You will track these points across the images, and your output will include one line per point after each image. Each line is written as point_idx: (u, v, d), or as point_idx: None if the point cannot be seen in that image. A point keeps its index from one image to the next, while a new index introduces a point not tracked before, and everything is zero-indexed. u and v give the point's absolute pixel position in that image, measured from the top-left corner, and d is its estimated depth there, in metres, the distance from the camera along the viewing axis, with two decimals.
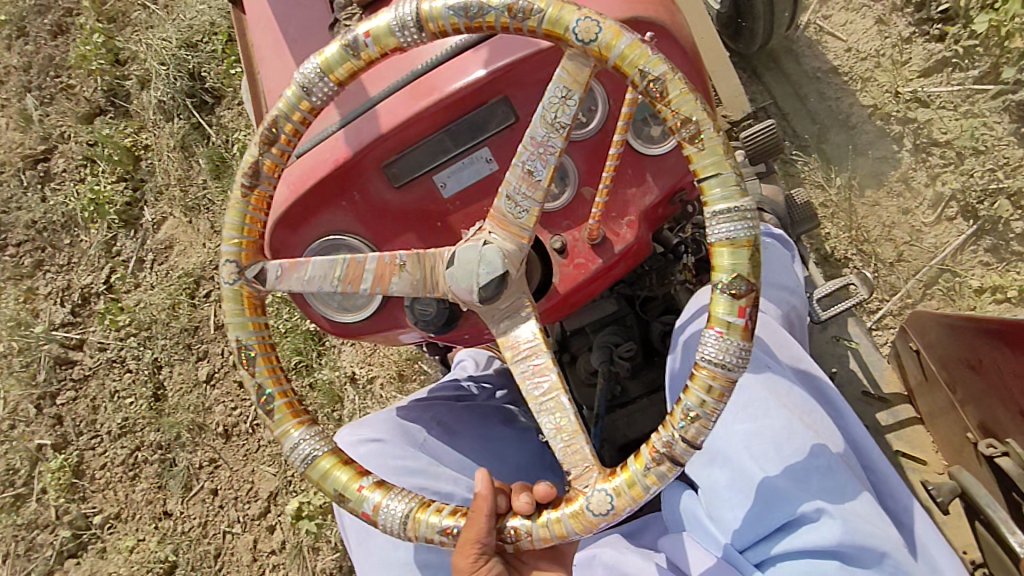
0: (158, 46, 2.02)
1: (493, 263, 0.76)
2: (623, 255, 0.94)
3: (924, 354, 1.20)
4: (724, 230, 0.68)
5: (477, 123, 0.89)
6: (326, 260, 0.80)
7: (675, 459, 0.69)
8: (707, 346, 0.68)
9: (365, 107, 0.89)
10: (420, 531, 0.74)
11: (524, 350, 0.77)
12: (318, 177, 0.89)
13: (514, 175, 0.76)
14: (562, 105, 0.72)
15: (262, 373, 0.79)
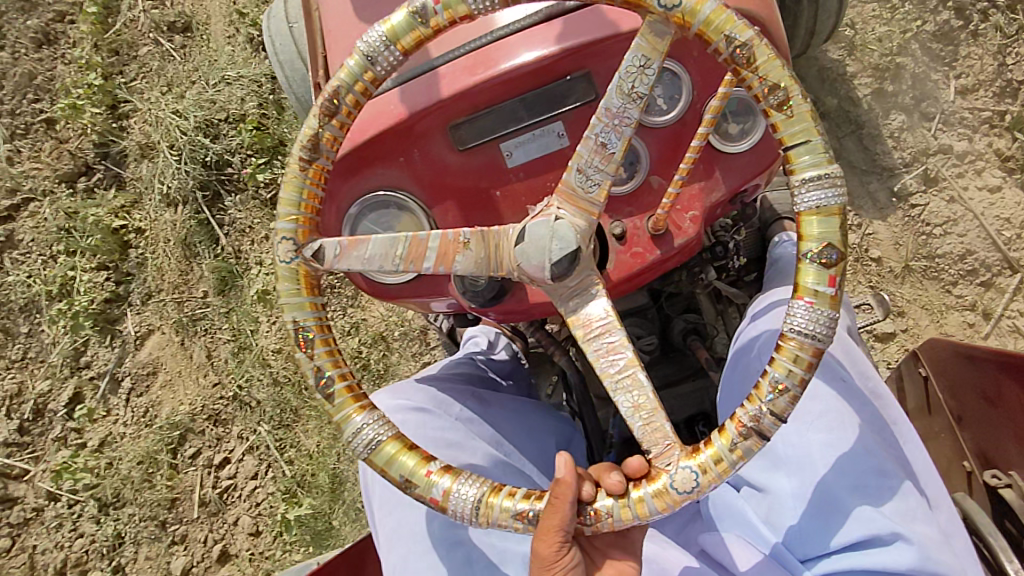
0: (169, 128, 2.02)
1: (564, 239, 0.73)
2: (681, 250, 0.92)
3: (933, 381, 1.24)
4: (814, 198, 0.69)
5: (554, 95, 0.87)
6: (387, 238, 0.77)
7: (761, 433, 0.70)
8: (797, 317, 0.69)
9: (440, 65, 0.89)
10: (493, 516, 0.73)
11: (597, 327, 0.76)
12: (383, 128, 0.89)
13: (586, 148, 0.73)
14: (641, 74, 0.71)
15: (321, 356, 0.78)
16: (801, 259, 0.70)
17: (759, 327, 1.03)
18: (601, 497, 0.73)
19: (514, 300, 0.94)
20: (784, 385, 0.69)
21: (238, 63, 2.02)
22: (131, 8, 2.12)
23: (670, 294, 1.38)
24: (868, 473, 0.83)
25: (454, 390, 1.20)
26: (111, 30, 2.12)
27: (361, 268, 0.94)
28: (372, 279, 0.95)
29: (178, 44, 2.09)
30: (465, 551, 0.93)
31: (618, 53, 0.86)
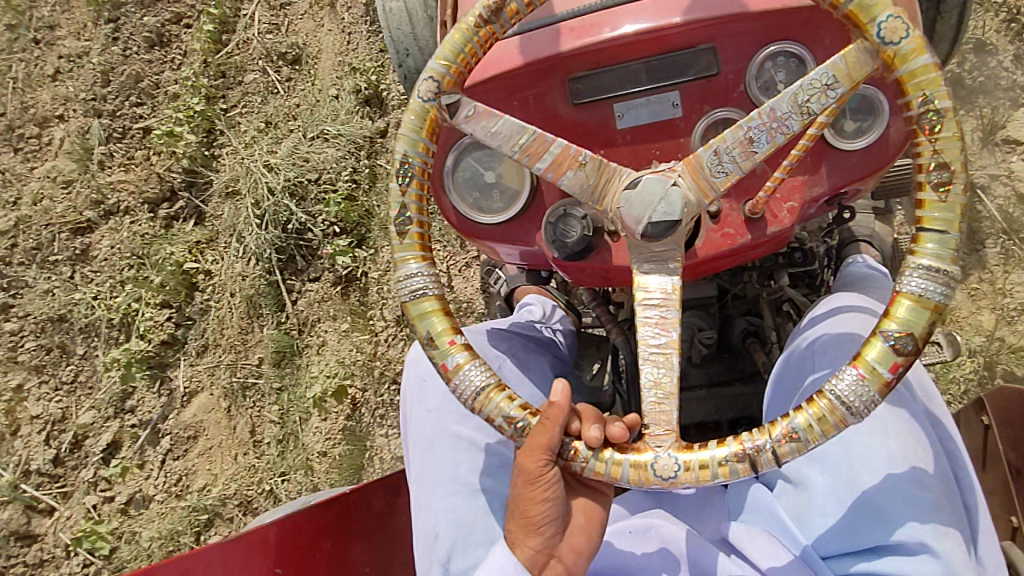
0: (256, 184, 2.00)
1: (674, 204, 0.74)
2: (770, 239, 0.92)
3: (993, 431, 1.20)
4: (917, 286, 0.68)
5: (678, 64, 0.89)
6: (518, 123, 0.79)
7: (755, 465, 0.69)
8: (842, 381, 0.68)
9: (571, 17, 0.91)
10: (487, 407, 0.75)
11: (658, 297, 0.77)
12: (504, 69, 0.92)
13: (734, 136, 0.75)
14: (822, 93, 0.72)
15: (410, 197, 0.80)
16: (875, 333, 0.69)
17: (818, 329, 1.00)
18: (582, 441, 0.74)
19: (598, 259, 0.95)
20: (797, 434, 0.68)
21: (339, 119, 1.99)
22: (247, 30, 2.11)
23: (736, 295, 1.39)
24: (910, 484, 0.80)
25: (501, 343, 1.24)
26: (223, 52, 2.11)
27: (455, 202, 0.97)
28: (464, 215, 0.98)
29: (285, 76, 2.09)
30: (489, 498, 0.94)
31: (749, 33, 0.87)
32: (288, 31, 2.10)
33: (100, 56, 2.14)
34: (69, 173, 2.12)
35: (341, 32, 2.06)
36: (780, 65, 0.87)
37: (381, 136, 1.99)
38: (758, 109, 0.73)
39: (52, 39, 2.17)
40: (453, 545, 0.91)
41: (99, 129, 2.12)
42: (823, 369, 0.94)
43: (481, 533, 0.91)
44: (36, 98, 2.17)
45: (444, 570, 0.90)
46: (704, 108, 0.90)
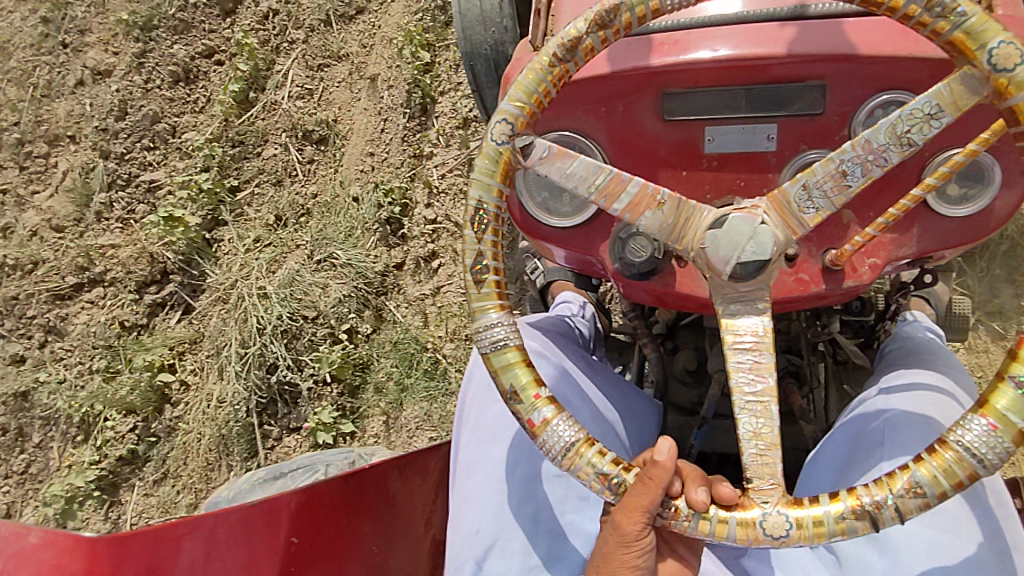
0: (246, 318, 1.95)
1: (763, 241, 0.70)
2: (845, 292, 0.88)
3: None
4: None
5: (781, 96, 0.83)
6: (594, 163, 0.75)
7: (876, 522, 0.63)
8: (969, 431, 0.63)
9: (675, 29, 0.86)
10: (575, 467, 0.70)
11: (749, 340, 0.73)
12: (594, 74, 0.87)
13: (825, 168, 0.70)
14: (926, 123, 0.67)
15: (487, 242, 0.76)
16: (1003, 378, 0.63)
17: (889, 401, 0.97)
18: (685, 500, 0.68)
19: (660, 283, 0.91)
20: (922, 489, 0.63)
21: (351, 239, 1.97)
22: (277, 90, 2.16)
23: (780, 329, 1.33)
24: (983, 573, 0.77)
25: (564, 348, 1.15)
26: (245, 115, 2.16)
27: (523, 198, 0.94)
28: (530, 215, 0.95)
29: (307, 156, 2.11)
30: (535, 508, 0.89)
31: (864, 75, 0.81)
32: (321, 99, 2.15)
33: (122, 79, 2.22)
34: (63, 218, 2.17)
35: (377, 115, 2.07)
36: (889, 113, 0.82)
37: (395, 270, 1.96)
38: (852, 140, 0.69)
39: (80, 45, 2.28)
40: (491, 543, 0.87)
41: (103, 174, 2.16)
42: (894, 451, 0.89)
43: (520, 541, 0.87)
44: (50, 113, 2.26)
45: (477, 567, 0.87)
46: (800, 146, 0.85)
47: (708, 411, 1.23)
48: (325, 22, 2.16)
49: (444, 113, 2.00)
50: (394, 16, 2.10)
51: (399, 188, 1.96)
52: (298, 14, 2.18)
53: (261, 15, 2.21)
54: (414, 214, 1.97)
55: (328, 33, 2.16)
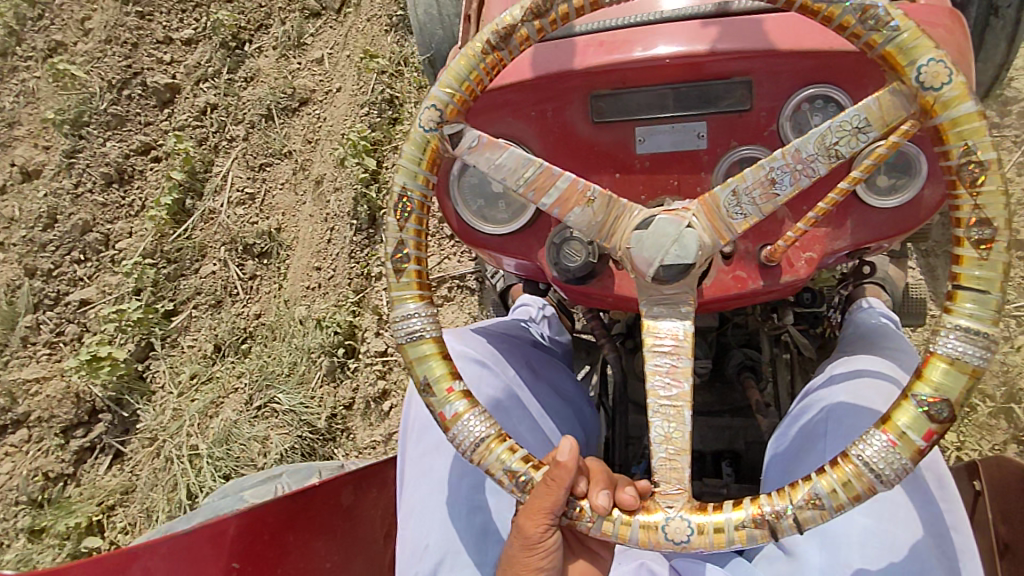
0: (178, 481, 1.85)
1: (688, 247, 0.69)
2: (783, 288, 0.87)
3: (984, 497, 1.17)
4: (955, 347, 0.62)
5: (709, 94, 0.83)
6: (524, 157, 0.74)
7: (774, 531, 0.64)
8: (870, 446, 0.62)
9: (599, 30, 0.85)
10: (486, 459, 0.71)
11: (665, 342, 0.72)
12: (521, 78, 0.86)
13: (755, 175, 0.69)
14: (853, 136, 0.66)
15: (409, 231, 0.76)
16: (907, 397, 0.63)
17: (832, 394, 0.95)
18: (588, 501, 0.69)
19: (599, 286, 0.90)
20: (820, 501, 0.63)
21: (293, 381, 1.90)
22: (215, 196, 2.13)
23: (737, 325, 1.34)
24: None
25: (512, 354, 1.14)
26: (183, 226, 2.12)
27: (457, 206, 0.92)
28: (466, 221, 0.93)
29: (249, 271, 2.05)
30: (484, 519, 0.88)
31: (790, 70, 0.81)
32: (264, 206, 2.11)
33: (50, 181, 2.17)
34: None
35: (324, 224, 2.03)
36: (818, 108, 0.81)
37: (344, 411, 1.87)
38: (782, 148, 0.68)
39: (8, 139, 2.24)
40: (440, 559, 0.85)
41: (28, 294, 2.07)
42: (836, 441, 0.90)
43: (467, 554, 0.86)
44: None
45: None
46: (731, 143, 0.84)
47: None
48: (267, 117, 2.15)
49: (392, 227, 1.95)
50: (340, 106, 2.11)
51: (345, 321, 1.89)
52: (239, 108, 2.18)
53: (200, 109, 2.19)
54: (363, 352, 1.88)
55: (269, 128, 2.15)
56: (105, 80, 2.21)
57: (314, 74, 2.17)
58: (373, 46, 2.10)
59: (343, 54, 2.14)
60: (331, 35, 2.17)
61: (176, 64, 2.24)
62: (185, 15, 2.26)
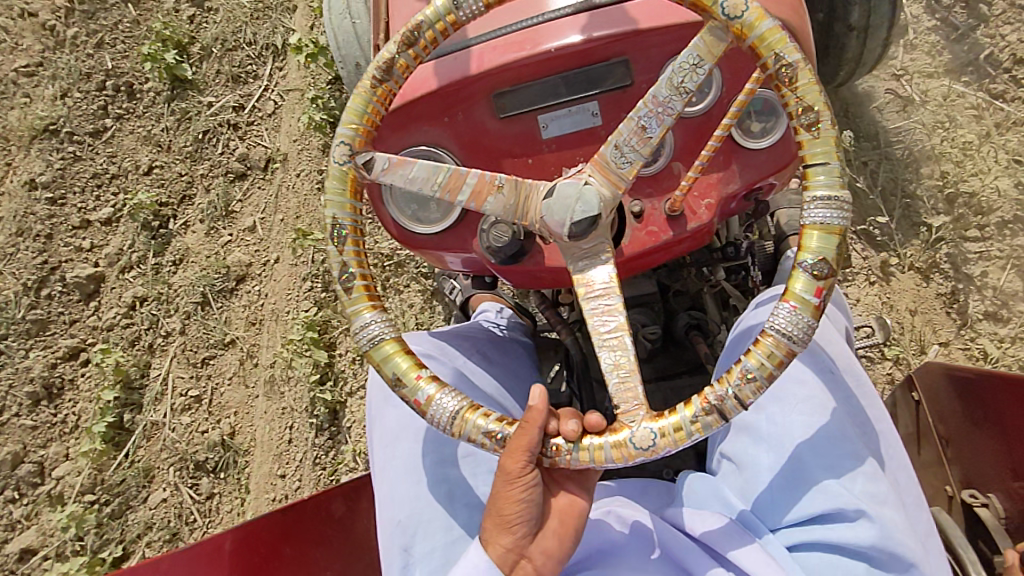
0: None
1: (589, 199, 0.79)
2: (692, 235, 0.98)
3: (924, 406, 1.27)
4: (819, 215, 0.73)
5: (594, 76, 0.94)
6: (431, 165, 0.86)
7: (723, 414, 0.72)
8: (779, 317, 0.72)
9: (487, 36, 0.96)
10: (465, 430, 0.77)
11: (597, 289, 0.81)
12: (429, 89, 0.97)
13: (628, 128, 0.81)
14: (692, 72, 0.79)
15: (349, 254, 0.84)
16: (794, 267, 0.74)
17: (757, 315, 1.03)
18: (562, 437, 0.76)
19: (532, 263, 1.00)
20: (752, 374, 0.72)
21: None
22: (156, 405, 1.95)
23: (678, 290, 1.47)
24: (841, 452, 0.86)
25: (460, 345, 1.22)
26: (123, 450, 1.93)
27: (393, 213, 1.02)
28: (402, 225, 1.03)
29: (204, 491, 1.88)
30: (449, 486, 0.95)
31: (658, 45, 0.93)
32: (213, 406, 1.95)
33: None
34: None
35: (282, 425, 1.89)
36: None
37: None
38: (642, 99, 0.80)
39: None
40: (413, 531, 0.92)
41: None
42: None
43: (441, 519, 0.93)
44: None
45: (404, 554, 0.91)
46: (621, 116, 0.96)
47: None
48: (202, 304, 1.99)
49: (356, 423, 1.86)
50: (281, 279, 1.99)
51: None
52: (172, 297, 2.01)
53: (127, 304, 2.00)
54: None
55: (207, 315, 1.99)
56: (19, 282, 1.99)
57: (248, 246, 2.03)
58: (309, 218, 2.01)
59: (276, 219, 2.03)
60: (259, 198, 2.06)
61: (97, 250, 2.04)
62: (100, 198, 2.07)
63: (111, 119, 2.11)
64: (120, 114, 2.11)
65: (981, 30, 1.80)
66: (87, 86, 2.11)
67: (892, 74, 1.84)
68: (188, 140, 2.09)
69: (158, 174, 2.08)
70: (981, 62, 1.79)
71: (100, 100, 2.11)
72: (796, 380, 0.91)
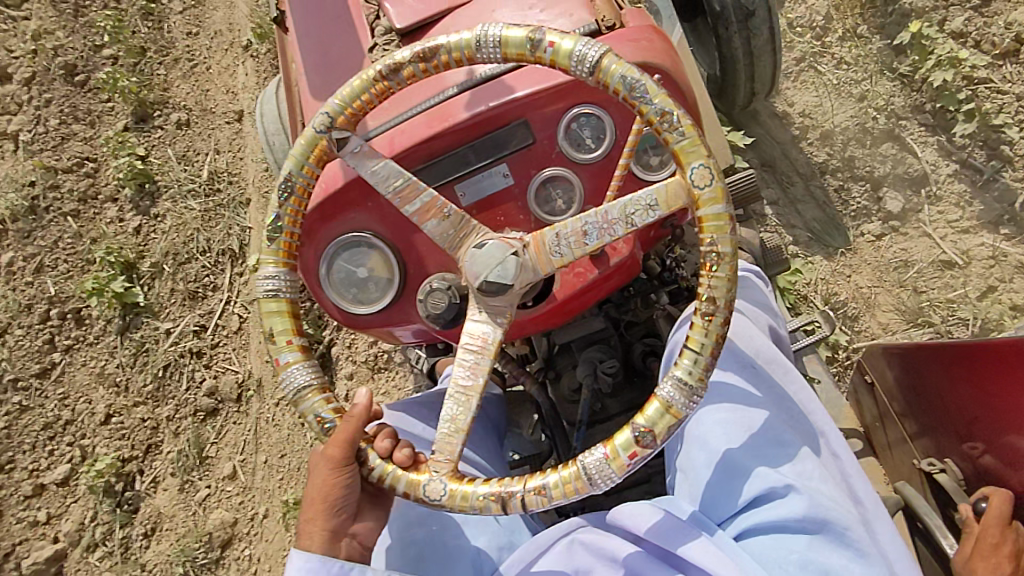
0: None
1: (506, 269, 0.86)
2: (617, 268, 1.05)
3: (877, 386, 1.36)
4: (698, 337, 0.82)
5: (498, 141, 1.02)
6: (397, 169, 0.93)
7: (504, 502, 0.82)
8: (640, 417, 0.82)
9: (396, 122, 1.04)
10: (306, 404, 0.93)
11: (483, 342, 0.89)
12: (351, 178, 1.03)
13: (575, 224, 0.86)
14: (646, 211, 0.85)
15: (288, 207, 0.95)
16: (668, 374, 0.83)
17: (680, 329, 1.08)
18: (376, 453, 0.90)
19: None
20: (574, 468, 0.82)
21: None
22: None
23: (630, 322, 1.52)
24: (766, 437, 0.93)
25: (424, 413, 1.29)
26: None
27: (334, 299, 1.07)
28: (345, 309, 1.07)
29: None
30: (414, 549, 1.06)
31: (552, 104, 1.01)
32: None
33: None
34: None
35: None
36: (584, 123, 1.01)
37: None
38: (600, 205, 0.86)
39: None
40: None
41: None
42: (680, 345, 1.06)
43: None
44: None
45: None
46: (531, 173, 1.03)
47: (583, 414, 1.44)
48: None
49: None
50: (272, 540, 1.94)
51: None
52: None
53: None
54: None
55: None
56: None
57: (229, 499, 1.98)
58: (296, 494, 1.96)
59: (257, 459, 2.00)
60: (235, 437, 2.01)
61: (55, 522, 1.94)
62: (55, 454, 1.97)
63: (60, 351, 2.02)
64: (69, 345, 2.03)
65: (1008, 173, 1.82)
66: (30, 319, 2.01)
67: (924, 232, 1.87)
68: (148, 380, 2.02)
69: (117, 422, 2.00)
70: (1017, 211, 1.82)
71: (46, 333, 2.02)
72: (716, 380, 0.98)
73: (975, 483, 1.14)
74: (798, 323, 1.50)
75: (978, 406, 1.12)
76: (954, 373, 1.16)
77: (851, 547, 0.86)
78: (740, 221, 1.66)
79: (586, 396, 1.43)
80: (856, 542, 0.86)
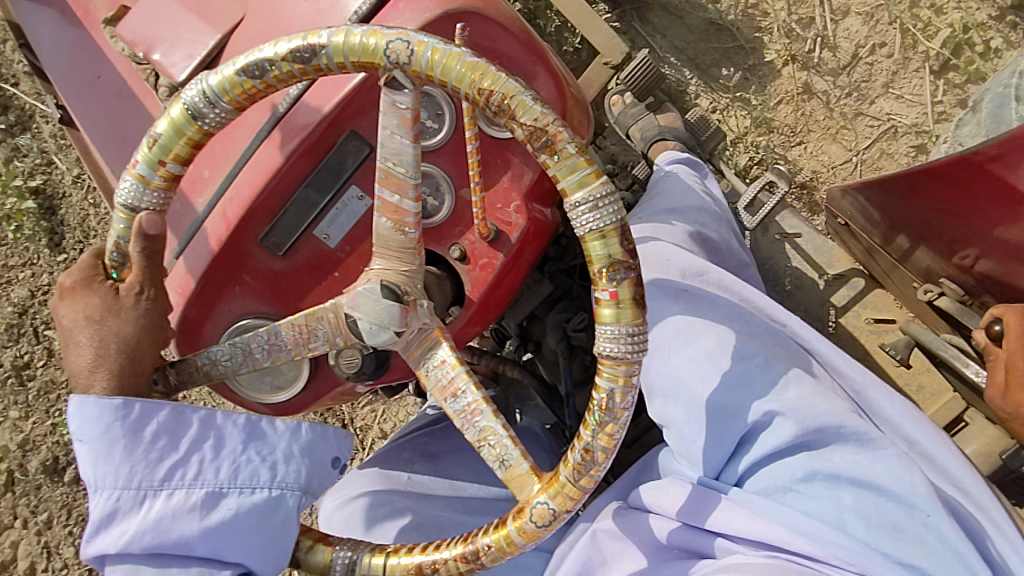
0: None
1: (377, 336, 0.73)
2: (523, 240, 0.93)
3: (852, 225, 1.24)
4: (602, 261, 0.65)
5: (333, 166, 0.88)
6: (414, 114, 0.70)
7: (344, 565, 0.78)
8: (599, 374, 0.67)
9: (222, 192, 0.90)
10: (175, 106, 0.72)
11: (416, 351, 0.76)
12: (203, 270, 0.90)
13: (473, 398, 0.74)
14: (493, 446, 0.73)
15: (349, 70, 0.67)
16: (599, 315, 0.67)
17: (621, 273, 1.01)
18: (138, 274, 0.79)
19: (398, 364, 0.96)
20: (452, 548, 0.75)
21: None
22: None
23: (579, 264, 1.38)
24: (744, 370, 0.85)
25: (401, 458, 1.19)
26: None
27: (253, 398, 0.96)
28: (271, 402, 0.97)
29: None
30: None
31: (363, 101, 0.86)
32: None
33: None
34: None
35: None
36: None
37: None
38: (499, 425, 0.73)
39: None
40: None
41: None
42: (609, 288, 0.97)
43: None
44: None
45: None
46: None
47: (568, 385, 1.30)
48: None
49: None
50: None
51: None
52: None
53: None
54: None
55: None
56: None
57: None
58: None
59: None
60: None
61: None
62: None
63: None
64: None
65: None
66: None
67: None
68: None
69: None
70: None
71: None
72: (661, 323, 0.91)
73: (977, 292, 1.07)
74: (752, 192, 1.31)
75: (955, 225, 1.02)
76: (913, 204, 1.06)
77: (853, 440, 0.81)
78: (655, 108, 1.49)
79: (565, 362, 1.30)
80: (853, 433, 0.81)
